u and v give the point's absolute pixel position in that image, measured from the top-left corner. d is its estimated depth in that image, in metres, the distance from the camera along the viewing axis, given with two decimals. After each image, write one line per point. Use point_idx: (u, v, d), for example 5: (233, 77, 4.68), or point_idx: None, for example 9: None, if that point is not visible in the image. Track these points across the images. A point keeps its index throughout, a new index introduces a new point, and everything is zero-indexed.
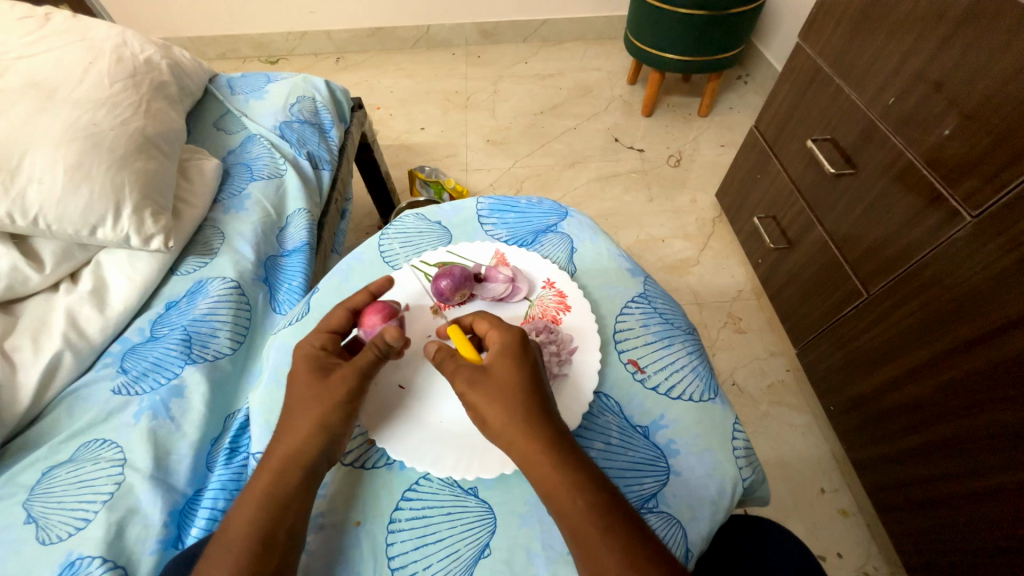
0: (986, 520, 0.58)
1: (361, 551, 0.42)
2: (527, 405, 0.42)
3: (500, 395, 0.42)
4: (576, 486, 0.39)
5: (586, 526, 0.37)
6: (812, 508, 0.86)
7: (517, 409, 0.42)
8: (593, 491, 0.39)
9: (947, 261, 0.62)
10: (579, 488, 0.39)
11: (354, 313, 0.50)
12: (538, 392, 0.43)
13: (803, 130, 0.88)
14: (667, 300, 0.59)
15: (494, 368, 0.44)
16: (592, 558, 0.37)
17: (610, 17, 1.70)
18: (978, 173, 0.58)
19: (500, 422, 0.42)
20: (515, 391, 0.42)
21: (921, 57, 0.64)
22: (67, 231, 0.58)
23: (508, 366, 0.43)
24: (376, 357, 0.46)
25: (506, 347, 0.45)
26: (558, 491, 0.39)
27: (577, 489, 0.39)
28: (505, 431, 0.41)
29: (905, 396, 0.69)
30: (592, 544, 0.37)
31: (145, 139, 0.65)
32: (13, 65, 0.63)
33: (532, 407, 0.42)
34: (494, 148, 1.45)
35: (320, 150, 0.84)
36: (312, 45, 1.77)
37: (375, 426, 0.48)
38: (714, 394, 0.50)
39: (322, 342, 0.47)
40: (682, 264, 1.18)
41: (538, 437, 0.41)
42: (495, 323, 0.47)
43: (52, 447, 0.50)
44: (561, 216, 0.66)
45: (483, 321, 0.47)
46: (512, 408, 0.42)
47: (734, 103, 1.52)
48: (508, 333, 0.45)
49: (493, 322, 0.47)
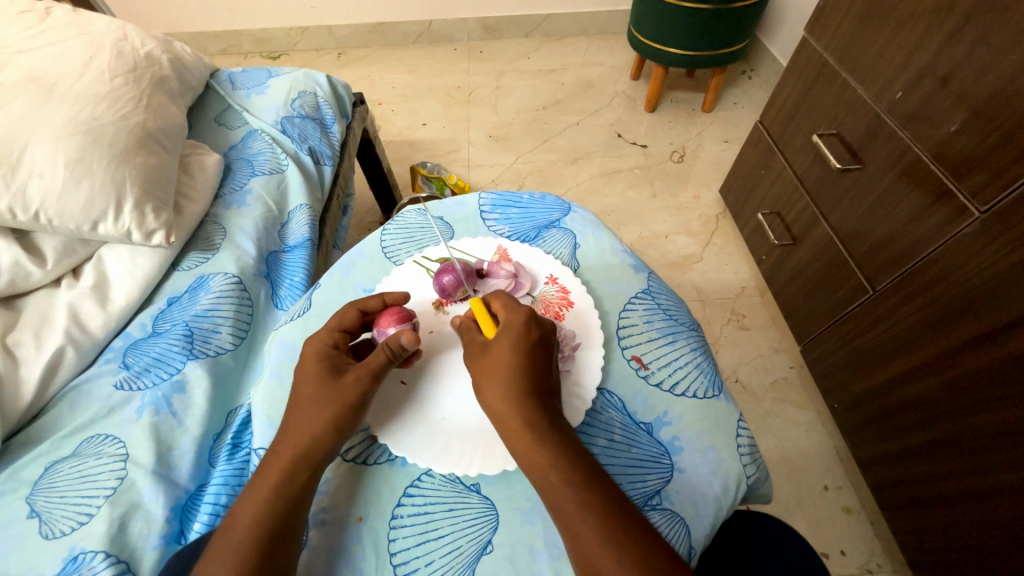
0: (992, 519, 0.58)
1: (362, 548, 0.41)
2: (514, 380, 0.42)
3: (499, 387, 0.42)
4: (553, 463, 0.39)
5: (564, 499, 0.37)
6: (815, 506, 0.86)
7: (511, 392, 0.42)
8: (571, 468, 0.39)
9: (954, 257, 0.61)
10: (558, 465, 0.39)
11: (364, 315, 0.50)
12: (535, 373, 0.43)
13: (809, 124, 0.88)
14: (671, 296, 0.59)
15: (493, 358, 0.43)
16: (572, 530, 0.37)
17: (613, 12, 1.68)
18: (986, 167, 0.57)
19: (499, 411, 0.42)
20: (504, 372, 0.43)
21: (930, 50, 0.63)
22: (68, 226, 0.58)
23: (506, 346, 0.44)
24: (387, 359, 0.46)
25: (510, 325, 0.45)
26: (538, 468, 0.39)
27: (559, 466, 0.39)
28: (498, 410, 0.42)
29: (910, 393, 0.68)
30: (573, 518, 0.37)
31: (145, 134, 0.64)
32: (12, 60, 0.63)
33: (523, 384, 0.42)
34: (496, 143, 1.44)
35: (321, 145, 0.84)
36: (313, 41, 1.76)
37: (375, 420, 0.48)
38: (718, 391, 0.50)
39: (335, 341, 0.48)
40: (685, 260, 1.18)
41: (528, 420, 0.41)
42: (506, 302, 0.48)
43: (54, 442, 0.50)
44: (563, 211, 0.66)
45: (497, 300, 0.49)
46: (506, 390, 0.42)
47: (738, 98, 1.51)
48: (517, 313, 0.46)
49: (506, 303, 0.48)
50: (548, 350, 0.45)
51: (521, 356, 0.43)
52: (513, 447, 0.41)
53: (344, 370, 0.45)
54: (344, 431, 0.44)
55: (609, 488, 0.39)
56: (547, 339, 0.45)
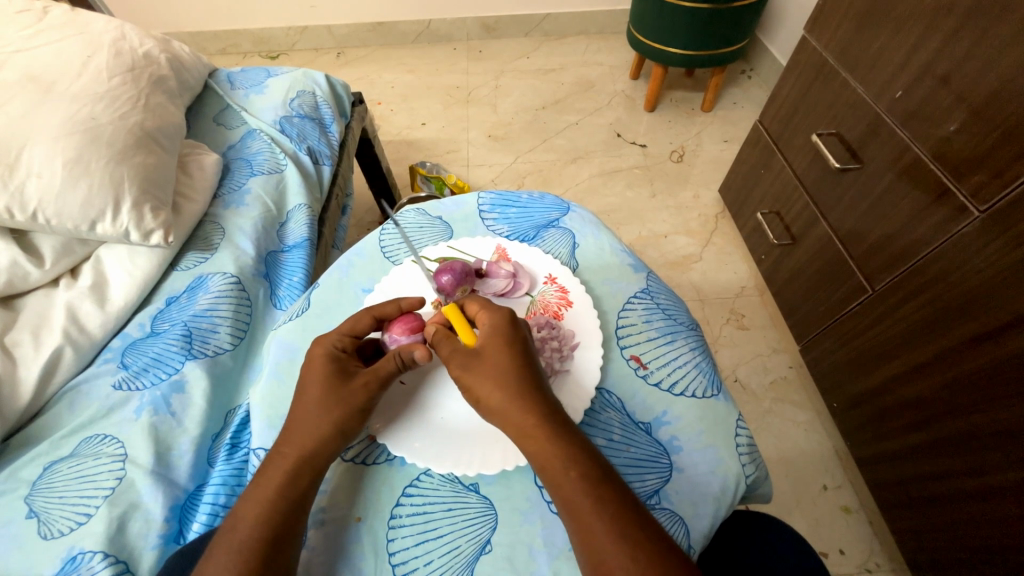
0: (989, 518, 0.58)
1: (361, 548, 0.41)
2: (516, 376, 0.42)
3: (502, 389, 0.42)
4: (569, 458, 0.39)
5: (578, 496, 0.37)
6: (814, 505, 0.86)
7: (510, 389, 0.41)
8: (587, 463, 0.39)
9: (953, 258, 0.61)
10: (573, 460, 0.39)
11: (380, 321, 0.49)
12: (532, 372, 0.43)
13: (808, 124, 0.88)
14: (670, 296, 0.59)
15: (493, 358, 0.43)
16: (585, 526, 0.36)
17: (612, 12, 1.69)
18: (986, 167, 0.57)
19: (499, 408, 0.42)
20: (504, 370, 0.42)
21: (929, 50, 0.63)
22: (67, 226, 0.57)
23: (503, 347, 0.44)
24: (394, 368, 0.46)
25: (496, 327, 0.45)
26: (551, 462, 0.39)
27: (571, 461, 0.39)
28: (497, 410, 0.42)
29: (908, 393, 0.68)
30: (585, 514, 0.37)
31: (144, 134, 0.64)
32: (11, 59, 0.63)
33: (529, 379, 0.42)
34: (496, 143, 1.44)
35: (320, 145, 0.84)
36: (312, 41, 1.76)
37: (376, 421, 0.47)
38: (717, 390, 0.50)
39: (344, 343, 0.47)
40: (684, 260, 1.18)
41: (541, 414, 0.41)
42: (483, 304, 0.48)
43: (52, 442, 0.50)
44: (562, 211, 0.66)
45: (473, 303, 0.48)
46: (507, 388, 0.41)
47: (738, 98, 1.51)
48: (496, 313, 0.46)
49: (483, 304, 0.48)
50: None
51: (513, 356, 0.43)
52: (526, 442, 0.40)
53: (343, 371, 0.45)
54: (346, 430, 0.44)
55: (621, 484, 0.39)
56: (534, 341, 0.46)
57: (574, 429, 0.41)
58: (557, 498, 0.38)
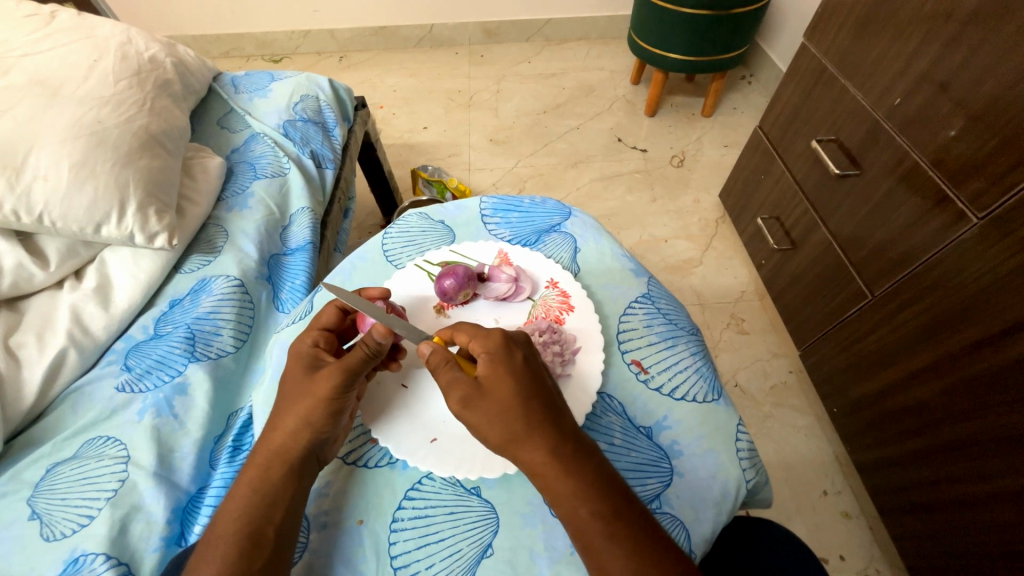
0: (987, 524, 0.59)
1: (363, 550, 0.42)
2: (526, 410, 0.40)
3: (496, 419, 0.40)
4: (566, 468, 0.38)
5: (577, 510, 0.37)
6: (814, 511, 0.86)
7: (512, 431, 0.39)
8: (599, 498, 0.37)
9: (951, 263, 0.61)
10: (582, 495, 0.37)
11: (343, 309, 0.51)
12: (545, 405, 0.41)
13: (808, 130, 0.88)
14: (670, 300, 0.59)
15: (492, 389, 0.41)
16: (600, 564, 0.36)
17: (613, 17, 1.70)
18: (985, 173, 0.58)
19: (503, 450, 0.40)
20: (508, 410, 0.40)
21: (928, 58, 0.64)
22: (72, 229, 0.58)
23: (502, 379, 0.41)
24: (364, 357, 0.45)
25: (494, 357, 0.42)
26: (561, 494, 0.38)
27: (568, 469, 0.38)
28: (506, 450, 0.40)
29: (907, 398, 0.69)
30: (599, 551, 0.36)
31: (149, 137, 0.65)
32: (19, 63, 0.63)
33: (535, 409, 0.40)
34: (497, 147, 1.45)
35: (324, 149, 0.85)
36: (315, 44, 1.77)
37: (364, 411, 0.49)
38: (717, 395, 0.50)
39: (315, 339, 0.48)
40: (685, 264, 1.18)
41: (550, 446, 0.39)
42: (471, 333, 0.44)
43: (56, 443, 0.50)
44: (564, 216, 0.66)
45: (462, 333, 0.45)
46: (507, 429, 0.39)
47: (738, 103, 1.52)
48: (488, 340, 0.43)
49: (472, 332, 0.44)
50: (535, 367, 0.43)
51: (518, 380, 0.41)
52: (533, 471, 0.39)
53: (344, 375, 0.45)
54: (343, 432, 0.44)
55: (637, 512, 0.38)
56: (532, 359, 0.44)
57: (590, 455, 0.39)
58: (553, 502, 0.38)
